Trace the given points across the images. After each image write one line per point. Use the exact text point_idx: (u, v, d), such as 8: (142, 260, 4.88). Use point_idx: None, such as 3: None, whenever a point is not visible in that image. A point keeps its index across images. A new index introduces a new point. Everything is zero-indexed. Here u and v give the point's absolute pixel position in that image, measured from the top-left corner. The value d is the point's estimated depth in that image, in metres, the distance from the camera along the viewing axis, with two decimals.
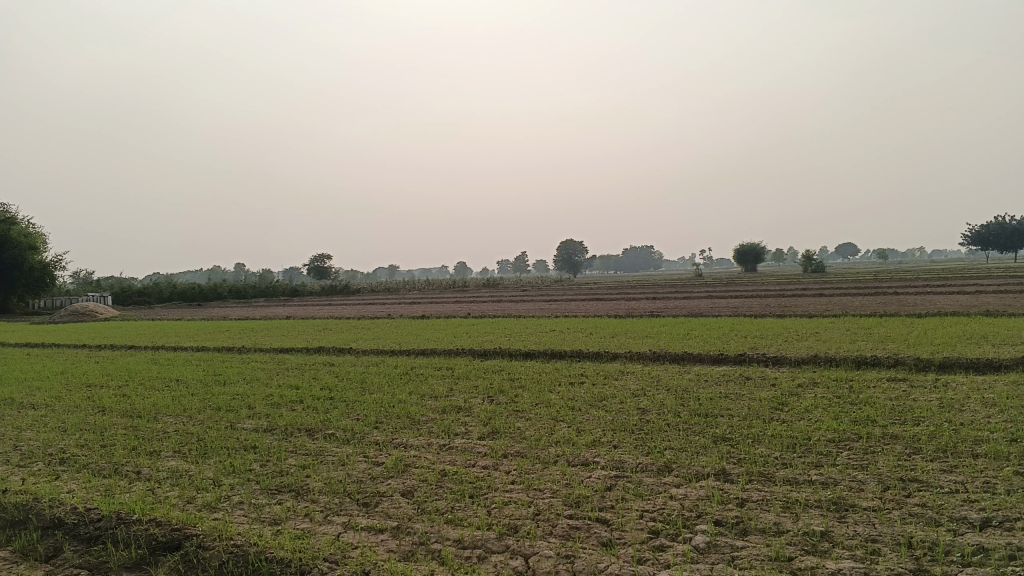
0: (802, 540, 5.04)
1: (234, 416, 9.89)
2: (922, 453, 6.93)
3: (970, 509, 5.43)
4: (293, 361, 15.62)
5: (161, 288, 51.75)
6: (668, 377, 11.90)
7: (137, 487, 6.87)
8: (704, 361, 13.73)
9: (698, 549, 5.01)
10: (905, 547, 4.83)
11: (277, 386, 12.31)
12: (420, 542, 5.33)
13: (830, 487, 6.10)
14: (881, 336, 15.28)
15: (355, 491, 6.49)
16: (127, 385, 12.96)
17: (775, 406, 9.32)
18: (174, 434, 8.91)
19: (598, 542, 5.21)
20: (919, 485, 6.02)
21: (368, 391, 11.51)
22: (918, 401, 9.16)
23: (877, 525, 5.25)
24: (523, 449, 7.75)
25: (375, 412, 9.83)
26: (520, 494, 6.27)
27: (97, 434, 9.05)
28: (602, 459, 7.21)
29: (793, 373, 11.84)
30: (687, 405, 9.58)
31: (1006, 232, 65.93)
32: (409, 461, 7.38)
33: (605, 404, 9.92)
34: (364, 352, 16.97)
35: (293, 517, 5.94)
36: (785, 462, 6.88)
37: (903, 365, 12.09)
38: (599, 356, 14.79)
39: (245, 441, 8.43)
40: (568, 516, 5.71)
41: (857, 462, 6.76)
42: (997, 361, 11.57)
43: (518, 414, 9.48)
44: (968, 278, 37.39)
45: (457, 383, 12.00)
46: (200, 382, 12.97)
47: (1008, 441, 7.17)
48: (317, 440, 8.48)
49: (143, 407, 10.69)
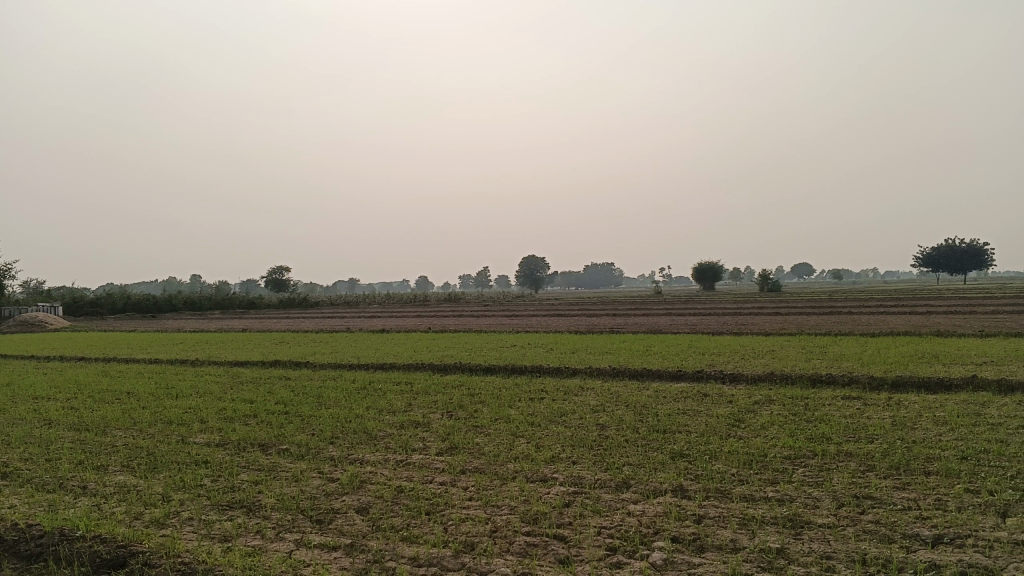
0: (758, 557, 5.05)
1: (186, 430, 9.67)
2: (875, 470, 7.02)
3: (923, 526, 5.48)
4: (248, 375, 15.36)
5: (114, 298, 50.56)
6: (628, 393, 11.91)
7: (82, 502, 6.66)
8: (663, 377, 13.81)
9: (655, 566, 4.98)
10: (859, 564, 4.86)
11: (231, 400, 12.08)
12: (374, 559, 5.23)
13: (786, 504, 6.13)
14: (836, 355, 15.51)
15: (309, 508, 6.37)
16: (76, 397, 12.63)
17: (732, 422, 9.39)
18: (123, 448, 8.68)
19: (555, 559, 5.16)
20: (873, 502, 6.08)
21: (325, 405, 11.35)
22: (871, 419, 9.27)
23: (832, 541, 5.28)
24: (482, 465, 7.69)
25: (332, 427, 9.69)
26: (477, 511, 6.20)
27: (42, 448, 8.77)
28: (561, 475, 7.19)
29: (750, 390, 11.95)
30: (645, 421, 9.61)
31: (956, 255, 67.61)
32: (366, 477, 7.27)
33: (564, 419, 9.90)
34: (322, 366, 16.75)
35: (243, 534, 5.80)
36: (741, 478, 6.91)
37: (857, 383, 12.25)
38: (559, 372, 14.77)
39: (196, 456, 8.23)
40: (526, 533, 5.67)
41: (812, 479, 6.81)
42: (948, 381, 11.80)
43: (477, 430, 9.42)
44: (918, 300, 38.14)
45: (416, 398, 11.90)
46: (152, 395, 12.68)
47: (959, 459, 7.28)
48: (270, 455, 8.32)
49: (91, 420, 10.40)
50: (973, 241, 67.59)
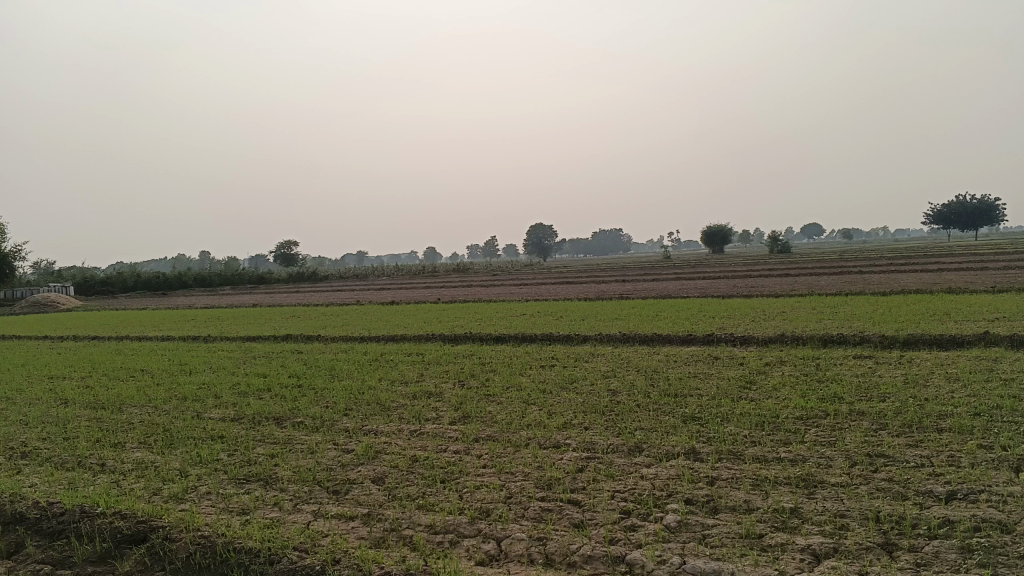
0: (772, 517, 5.08)
1: (200, 406, 9.75)
2: (888, 428, 7.02)
3: (937, 483, 5.50)
4: (260, 349, 15.47)
5: (124, 277, 50.69)
6: (639, 358, 11.93)
7: (101, 479, 6.75)
8: (673, 341, 13.82)
9: (669, 528, 5.02)
10: (873, 522, 4.87)
11: (244, 374, 12.16)
12: (392, 528, 5.28)
13: (799, 464, 6.15)
14: (847, 314, 15.49)
15: (325, 479, 6.42)
16: (91, 376, 12.73)
17: (743, 384, 9.40)
18: (140, 425, 8.76)
19: (570, 524, 5.20)
20: (886, 461, 6.09)
21: (338, 378, 11.42)
22: (883, 378, 9.28)
23: (845, 500, 5.30)
24: (495, 432, 7.73)
25: (345, 399, 9.75)
26: (492, 478, 6.24)
27: (60, 426, 8.86)
28: (574, 441, 7.22)
29: (761, 351, 11.97)
30: (656, 385, 9.65)
31: (967, 210, 67.10)
32: (380, 448, 7.32)
33: (576, 386, 9.94)
34: (333, 339, 16.84)
35: (261, 507, 5.86)
36: (754, 440, 6.93)
37: (868, 342, 12.23)
38: (570, 339, 14.81)
39: (211, 431, 8.31)
40: (540, 499, 5.71)
41: (825, 439, 6.82)
42: (960, 338, 11.76)
43: (490, 398, 9.48)
44: (928, 257, 37.99)
45: (428, 369, 11.96)
46: (165, 372, 12.77)
47: (972, 415, 7.28)
48: (286, 428, 8.39)
49: (107, 398, 10.49)
50: (984, 197, 67.15)
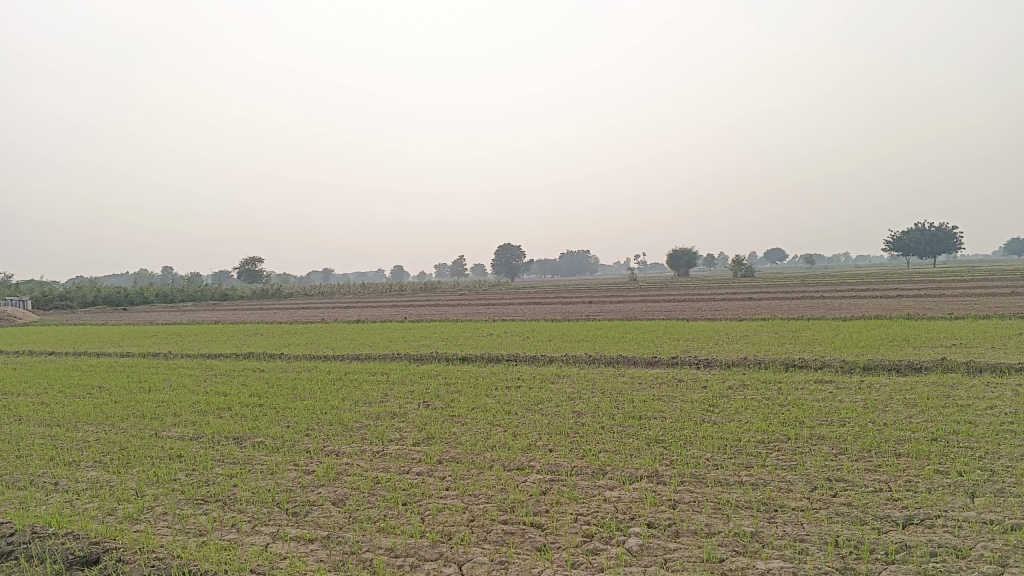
0: (733, 541, 5.10)
1: (159, 424, 9.59)
2: (848, 453, 7.11)
3: (894, 507, 5.58)
4: (221, 367, 15.26)
5: (84, 291, 49.94)
6: (603, 380, 11.96)
7: (53, 499, 6.59)
8: (638, 363, 13.91)
9: (631, 551, 5.02)
10: (832, 546, 4.92)
11: (204, 393, 11.98)
12: (351, 551, 5.21)
13: (760, 488, 6.20)
14: (809, 339, 15.68)
15: (284, 500, 6.34)
16: (46, 392, 12.46)
17: (706, 407, 9.47)
18: (96, 443, 8.59)
19: (533, 547, 5.18)
20: (845, 485, 6.16)
21: (300, 397, 11.27)
22: (843, 402, 9.40)
23: (805, 524, 5.35)
24: (459, 454, 7.69)
25: (307, 419, 9.65)
26: (454, 500, 6.21)
27: (12, 444, 8.65)
28: (538, 463, 7.21)
29: (723, 374, 12.06)
30: (620, 407, 9.69)
31: (926, 238, 68.53)
32: (342, 469, 7.23)
33: (540, 407, 9.94)
34: (296, 357, 16.67)
35: (219, 528, 5.76)
36: (715, 463, 6.97)
37: (829, 367, 12.38)
38: (536, 360, 14.81)
39: (169, 450, 8.15)
40: (503, 521, 5.68)
41: (786, 463, 6.88)
42: (918, 364, 11.95)
43: (454, 419, 9.44)
44: (888, 282, 38.87)
45: (392, 388, 11.88)
46: (123, 389, 12.54)
47: (930, 440, 7.40)
48: (246, 448, 8.27)
49: (62, 415, 10.27)
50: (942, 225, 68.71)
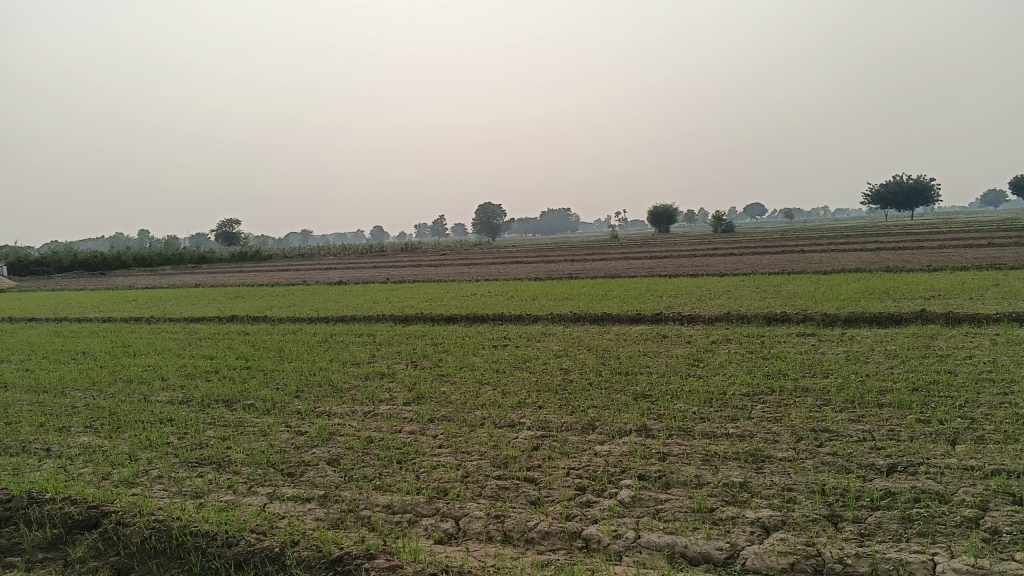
0: (722, 491, 5.23)
1: (147, 388, 9.59)
2: (831, 404, 7.26)
3: (878, 456, 5.72)
4: (205, 331, 15.22)
5: (60, 256, 49.39)
6: (589, 337, 12.06)
7: (47, 464, 6.61)
8: (623, 320, 14.02)
9: (624, 503, 5.14)
10: (819, 494, 5.05)
11: (191, 357, 11.97)
12: (348, 509, 5.29)
13: (747, 439, 6.32)
14: (791, 293, 15.84)
15: (279, 461, 6.39)
16: (29, 359, 12.39)
17: (692, 362, 9.60)
18: (85, 409, 8.59)
19: (527, 501, 5.28)
20: (830, 435, 6.30)
21: (287, 360, 11.30)
22: (826, 355, 9.56)
23: (792, 474, 5.48)
24: (449, 413, 7.77)
25: (296, 381, 9.69)
26: (448, 457, 6.29)
27: (0, 411, 8.64)
28: (528, 420, 7.30)
29: (707, 329, 12.20)
30: (607, 364, 9.80)
31: (904, 191, 68.97)
32: (334, 430, 7.29)
33: (528, 365, 10.03)
34: (281, 320, 16.65)
35: (216, 490, 5.82)
36: (702, 416, 7.09)
37: (811, 321, 12.54)
38: (521, 319, 14.88)
39: (159, 414, 8.18)
40: (496, 477, 5.77)
41: (771, 414, 7.01)
42: (898, 316, 12.14)
43: (442, 378, 9.52)
44: (867, 236, 39.19)
45: (379, 349, 11.93)
46: (108, 355, 12.50)
47: (910, 390, 7.56)
48: (237, 410, 8.31)
49: (48, 382, 10.24)
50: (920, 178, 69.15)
